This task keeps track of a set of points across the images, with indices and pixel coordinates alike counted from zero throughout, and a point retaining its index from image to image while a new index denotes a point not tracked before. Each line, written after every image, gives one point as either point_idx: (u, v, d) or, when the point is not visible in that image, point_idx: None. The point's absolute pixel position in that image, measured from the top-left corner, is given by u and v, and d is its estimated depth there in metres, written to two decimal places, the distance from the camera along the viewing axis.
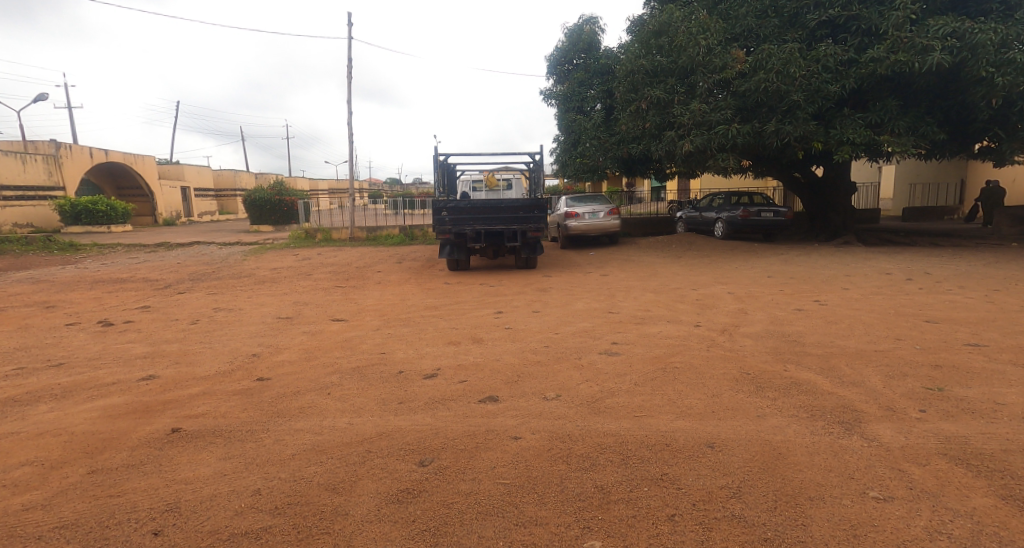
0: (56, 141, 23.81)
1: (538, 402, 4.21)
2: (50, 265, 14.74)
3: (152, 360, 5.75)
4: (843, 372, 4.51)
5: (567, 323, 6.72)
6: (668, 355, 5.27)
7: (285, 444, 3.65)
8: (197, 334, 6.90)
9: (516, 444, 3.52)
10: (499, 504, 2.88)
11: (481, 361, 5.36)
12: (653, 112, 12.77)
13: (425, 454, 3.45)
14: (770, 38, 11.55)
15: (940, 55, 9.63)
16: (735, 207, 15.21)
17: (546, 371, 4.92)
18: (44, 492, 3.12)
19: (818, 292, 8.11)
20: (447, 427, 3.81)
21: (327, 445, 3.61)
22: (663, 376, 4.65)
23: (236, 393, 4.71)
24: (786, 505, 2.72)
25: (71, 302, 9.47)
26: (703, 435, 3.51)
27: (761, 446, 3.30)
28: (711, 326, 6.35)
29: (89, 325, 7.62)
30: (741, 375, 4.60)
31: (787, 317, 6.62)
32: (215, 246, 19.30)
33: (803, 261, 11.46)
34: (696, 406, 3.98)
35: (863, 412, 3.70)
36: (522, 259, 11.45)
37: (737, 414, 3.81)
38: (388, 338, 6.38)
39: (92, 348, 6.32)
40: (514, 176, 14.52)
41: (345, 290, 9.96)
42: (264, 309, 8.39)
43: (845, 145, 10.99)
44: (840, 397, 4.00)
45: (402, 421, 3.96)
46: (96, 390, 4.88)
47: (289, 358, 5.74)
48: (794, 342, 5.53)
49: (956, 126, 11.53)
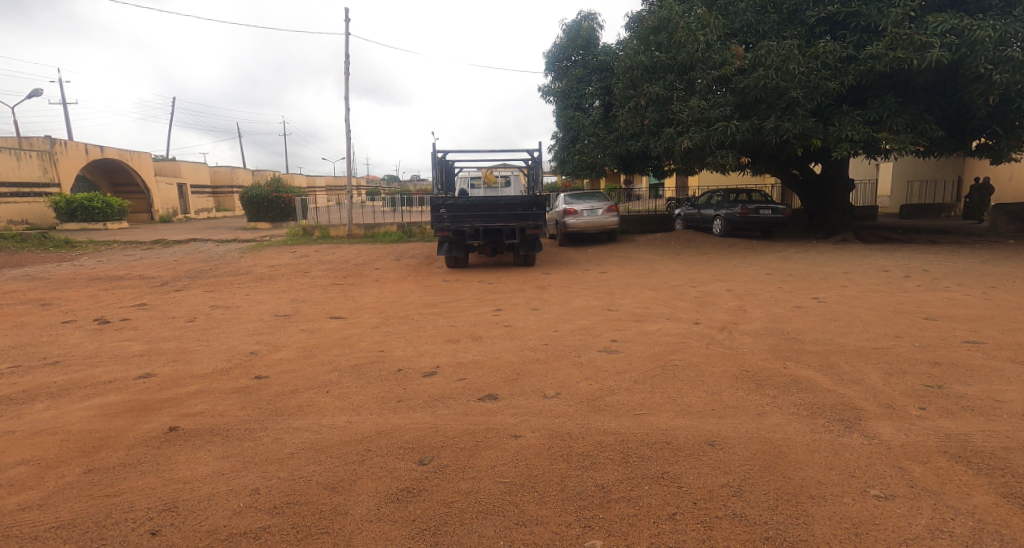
0: (51, 137, 23.67)
1: (537, 401, 4.19)
2: (45, 262, 14.68)
3: (149, 359, 5.72)
4: (842, 370, 4.51)
5: (566, 321, 6.71)
6: (668, 353, 5.25)
7: (284, 443, 3.63)
8: (194, 332, 6.87)
9: (516, 443, 3.50)
10: (499, 504, 2.86)
11: (479, 358, 5.34)
12: (652, 109, 12.76)
13: (424, 453, 3.43)
14: (769, 34, 11.51)
15: (939, 52, 9.63)
16: (734, 204, 15.19)
17: (545, 370, 4.90)
18: (40, 493, 3.09)
19: (817, 290, 8.10)
20: (447, 426, 3.79)
21: (326, 444, 3.58)
22: (663, 375, 4.64)
23: (234, 392, 4.68)
24: (787, 503, 2.71)
25: (67, 299, 9.45)
26: (703, 433, 3.50)
27: (762, 444, 3.29)
28: (710, 324, 6.34)
29: (85, 322, 7.59)
30: (741, 373, 4.59)
31: (786, 314, 6.61)
32: (211, 243, 19.28)
33: (800, 258, 11.46)
34: (696, 404, 3.97)
35: (864, 410, 3.69)
36: (520, 256, 11.39)
37: (738, 412, 3.80)
38: (387, 336, 6.36)
39: (88, 346, 6.28)
40: (512, 173, 14.50)
41: (343, 287, 9.95)
42: (262, 307, 8.37)
43: (844, 142, 10.97)
44: (840, 394, 3.99)
45: (401, 419, 3.94)
46: (93, 388, 4.85)
47: (287, 355, 5.71)
48: (793, 339, 5.52)
49: (954, 123, 11.53)
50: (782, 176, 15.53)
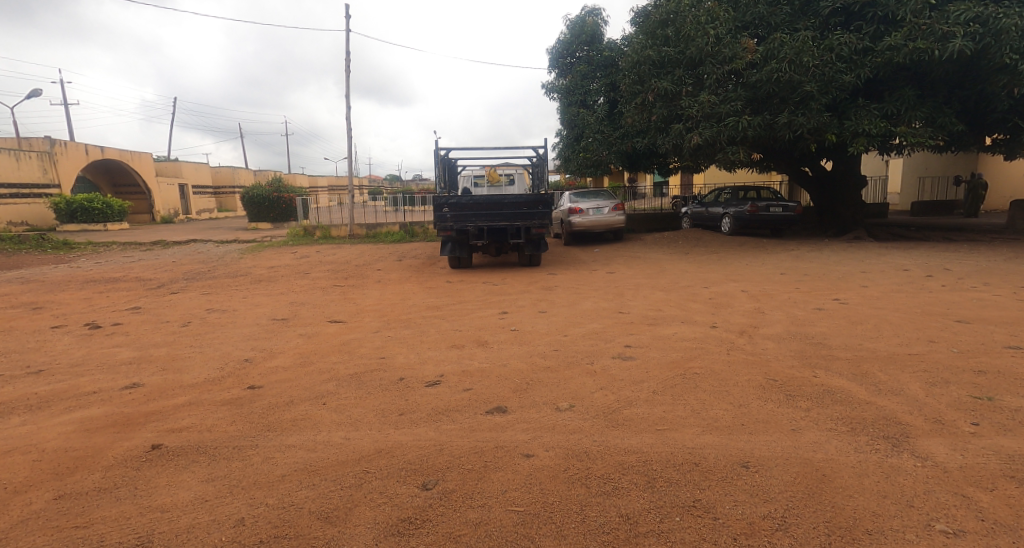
0: (51, 137, 23.52)
1: (550, 414, 3.88)
2: (43, 264, 14.44)
3: (138, 367, 5.41)
4: (878, 380, 4.19)
5: (577, 324, 6.38)
6: (686, 359, 4.94)
7: (275, 463, 3.32)
8: (187, 338, 6.56)
9: (529, 463, 3.19)
10: (513, 539, 2.55)
11: (486, 366, 5.02)
12: (660, 105, 12.41)
13: (429, 474, 3.13)
14: (781, 27, 11.12)
15: (962, 42, 9.27)
16: (742, 202, 14.83)
17: (557, 378, 4.60)
18: (2, 524, 2.79)
19: (836, 290, 7.79)
20: (453, 443, 3.49)
21: (321, 465, 3.28)
22: (684, 384, 4.32)
23: (224, 403, 4.39)
24: (841, 541, 2.39)
25: (59, 303, 9.14)
26: (734, 452, 3.18)
27: (802, 466, 2.97)
28: (728, 327, 6.02)
29: (75, 327, 7.28)
30: (768, 382, 4.28)
31: (808, 317, 6.29)
32: (212, 244, 19.03)
33: (815, 257, 11.10)
34: (723, 418, 3.66)
35: (910, 426, 3.37)
36: (526, 256, 11.06)
37: (771, 428, 3.48)
38: (389, 342, 6.06)
39: (76, 352, 5.99)
40: (516, 171, 14.02)
41: (344, 289, 9.65)
42: (260, 311, 8.07)
43: (861, 137, 10.60)
44: (881, 407, 3.67)
45: (403, 435, 3.64)
46: (76, 400, 4.53)
47: (282, 363, 5.41)
48: (820, 344, 5.21)
49: (974, 116, 11.15)
50: (792, 173, 15.19)
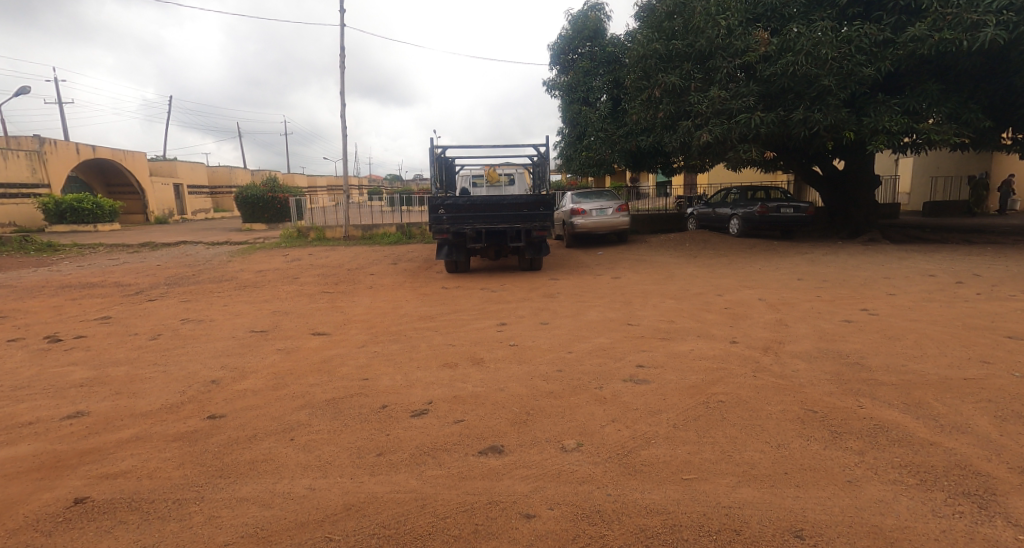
0: (40, 136, 22.87)
1: (554, 456, 3.27)
2: (23, 267, 13.79)
3: (90, 391, 4.79)
4: (937, 412, 3.60)
5: (582, 339, 5.77)
6: (708, 383, 4.33)
7: (219, 526, 2.71)
8: (152, 354, 5.94)
9: (530, 528, 2.60)
10: None
11: (480, 391, 4.40)
12: (667, 101, 11.79)
13: (405, 543, 2.54)
14: (796, 18, 10.54)
15: (994, 31, 8.70)
16: (751, 203, 14.18)
17: (561, 407, 3.99)
18: None
19: (862, 298, 7.19)
20: (438, 497, 2.88)
21: (274, 529, 2.68)
22: (709, 416, 3.72)
23: (176, 438, 3.77)
24: None
25: (25, 312, 8.50)
26: (782, 515, 2.58)
27: (871, 541, 2.38)
28: (751, 343, 5.41)
29: (33, 341, 6.64)
30: (808, 414, 3.67)
31: (837, 331, 5.68)
32: (202, 247, 18.37)
33: (831, 261, 10.49)
34: (761, 464, 3.06)
35: (992, 478, 2.79)
36: (526, 260, 10.45)
37: (822, 479, 2.87)
38: (374, 360, 5.44)
39: (24, 372, 5.36)
40: (517, 171, 13.42)
41: (332, 296, 9.01)
42: (239, 321, 7.44)
43: (881, 134, 9.99)
44: (949, 450, 3.09)
45: (378, 485, 3.03)
46: (6, 434, 3.91)
47: (253, 387, 4.80)
48: (857, 365, 4.60)
49: (999, 111, 10.57)
50: (803, 171, 14.55)
